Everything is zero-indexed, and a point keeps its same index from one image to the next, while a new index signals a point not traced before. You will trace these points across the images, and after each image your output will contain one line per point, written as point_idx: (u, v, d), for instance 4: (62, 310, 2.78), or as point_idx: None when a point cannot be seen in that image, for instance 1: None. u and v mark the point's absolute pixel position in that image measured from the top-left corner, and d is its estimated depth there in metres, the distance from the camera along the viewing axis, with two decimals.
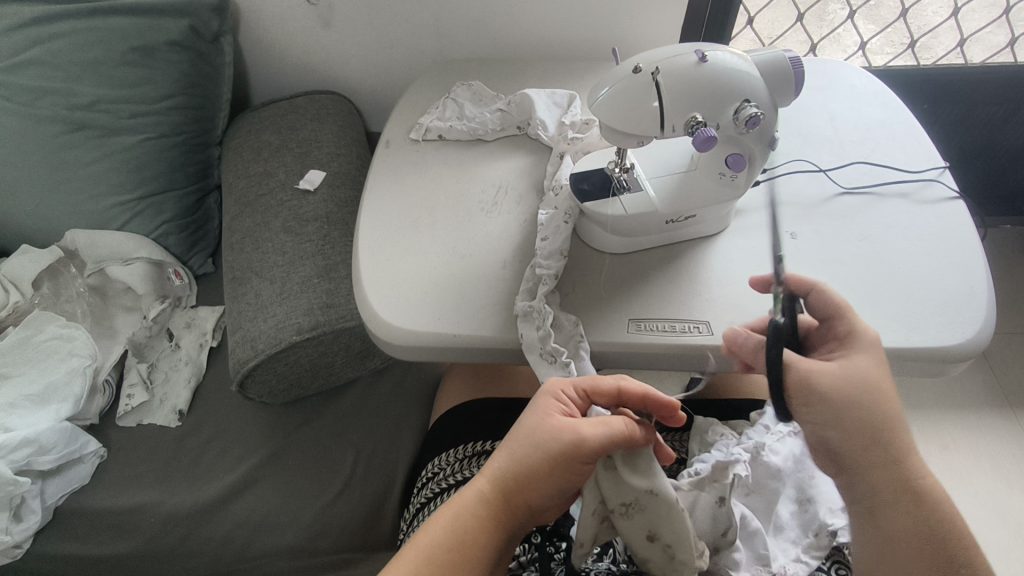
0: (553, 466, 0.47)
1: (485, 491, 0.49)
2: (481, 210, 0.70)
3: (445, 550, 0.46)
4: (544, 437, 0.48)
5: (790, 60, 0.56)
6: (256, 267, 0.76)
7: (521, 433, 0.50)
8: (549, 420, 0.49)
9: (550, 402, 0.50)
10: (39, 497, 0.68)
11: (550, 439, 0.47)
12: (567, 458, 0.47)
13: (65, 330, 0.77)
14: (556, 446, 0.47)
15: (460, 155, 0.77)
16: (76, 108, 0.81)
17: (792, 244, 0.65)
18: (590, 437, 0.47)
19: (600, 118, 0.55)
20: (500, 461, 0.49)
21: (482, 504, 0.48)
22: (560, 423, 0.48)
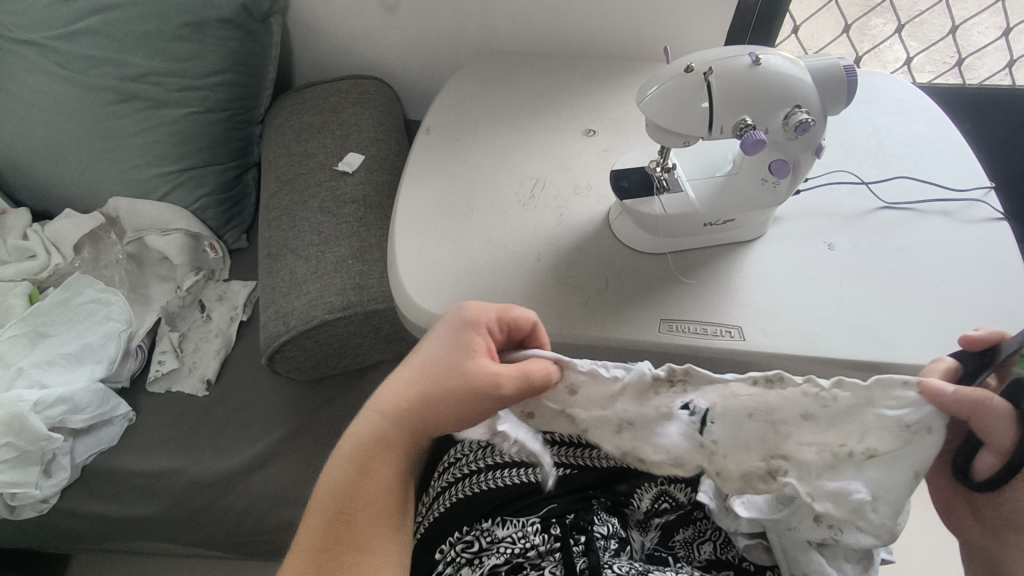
0: (456, 401, 0.47)
1: (377, 445, 0.48)
2: (490, 288, 0.64)
3: (340, 506, 0.46)
4: (463, 383, 0.47)
5: (845, 68, 0.55)
6: (292, 244, 0.77)
7: (429, 377, 0.48)
8: (471, 364, 0.48)
9: (471, 336, 0.49)
10: (69, 455, 0.69)
11: (462, 373, 0.47)
12: (472, 391, 0.47)
13: (103, 294, 0.79)
14: (485, 399, 0.47)
15: (473, 248, 0.67)
16: (127, 79, 0.83)
17: (830, 256, 0.65)
18: (507, 387, 0.47)
19: (647, 115, 0.55)
20: (416, 407, 0.48)
21: (375, 444, 0.48)
22: (480, 366, 0.48)
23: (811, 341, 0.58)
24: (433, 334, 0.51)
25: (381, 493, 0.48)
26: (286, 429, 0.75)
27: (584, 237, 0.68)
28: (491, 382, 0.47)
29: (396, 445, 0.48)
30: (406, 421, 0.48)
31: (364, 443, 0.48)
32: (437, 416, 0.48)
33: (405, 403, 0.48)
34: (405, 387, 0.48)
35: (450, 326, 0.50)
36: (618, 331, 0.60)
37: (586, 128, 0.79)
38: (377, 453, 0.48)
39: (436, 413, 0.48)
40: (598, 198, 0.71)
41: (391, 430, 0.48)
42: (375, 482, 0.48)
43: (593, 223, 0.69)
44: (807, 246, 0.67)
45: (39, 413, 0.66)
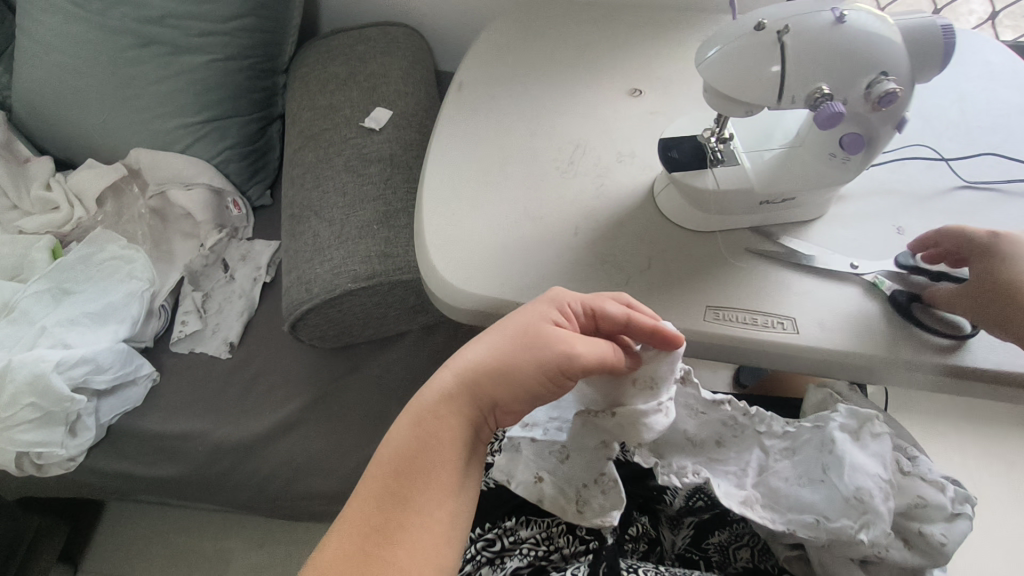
0: (531, 366, 0.44)
1: (444, 408, 0.44)
2: (523, 263, 0.59)
3: (398, 466, 0.43)
4: (537, 347, 0.44)
5: (942, 28, 0.48)
6: (315, 206, 0.73)
7: (506, 347, 0.45)
8: (549, 336, 0.45)
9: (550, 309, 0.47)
10: (93, 415, 0.69)
11: (538, 340, 0.44)
12: (546, 356, 0.44)
13: (126, 251, 0.78)
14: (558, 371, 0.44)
15: (505, 219, 0.62)
16: (146, 22, 0.78)
17: (898, 241, 0.60)
18: (581, 353, 0.44)
19: (708, 80, 0.48)
20: (492, 375, 0.45)
21: (444, 405, 0.45)
22: (560, 340, 0.45)
23: (872, 337, 0.54)
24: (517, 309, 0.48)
25: (447, 462, 0.43)
26: (310, 397, 0.74)
27: (626, 212, 0.63)
28: (563, 345, 0.44)
29: (465, 411, 0.45)
30: (479, 384, 0.45)
31: (434, 408, 0.45)
32: (513, 387, 0.45)
33: (481, 370, 0.45)
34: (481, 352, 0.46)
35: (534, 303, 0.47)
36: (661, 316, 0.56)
37: (631, 87, 0.72)
38: (446, 416, 0.44)
39: (511, 380, 0.45)
40: (642, 168, 0.66)
41: (461, 392, 0.45)
42: (442, 445, 0.43)
43: (636, 195, 0.64)
44: (873, 229, 0.61)
45: (62, 373, 0.65)
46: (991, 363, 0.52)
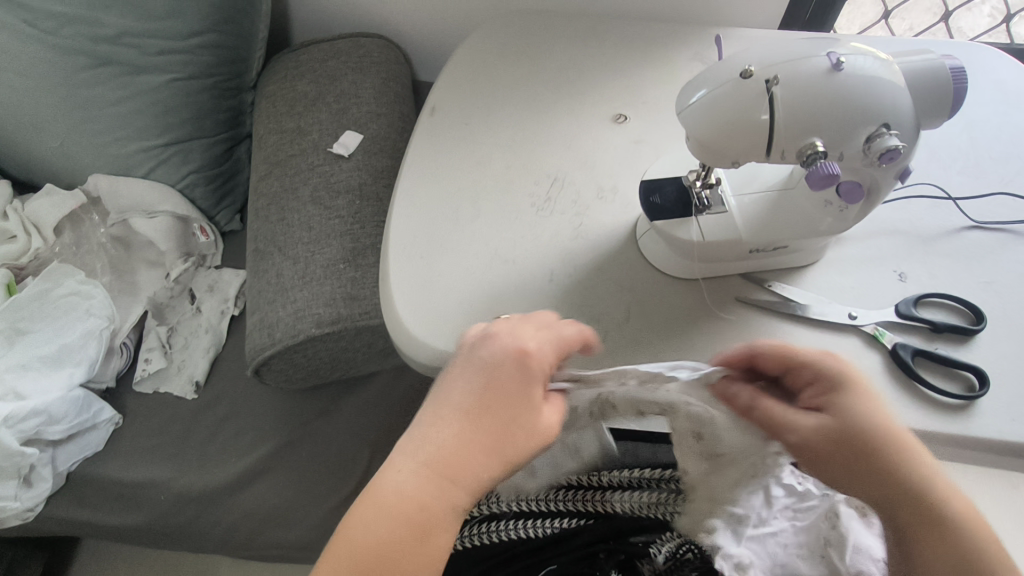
0: (501, 445, 0.36)
1: (416, 512, 0.34)
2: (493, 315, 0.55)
3: None
4: (510, 424, 0.36)
5: (950, 72, 0.43)
6: (280, 241, 0.69)
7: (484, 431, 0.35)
8: (533, 406, 0.37)
9: (508, 365, 0.37)
10: (50, 465, 0.67)
11: (509, 413, 0.36)
12: (512, 433, 0.36)
13: (83, 287, 0.74)
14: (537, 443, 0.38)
15: (475, 263, 0.58)
16: (100, 41, 0.72)
17: (901, 290, 0.55)
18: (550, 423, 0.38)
19: (689, 129, 0.44)
20: (465, 464, 0.35)
21: (412, 511, 0.34)
22: (541, 407, 0.37)
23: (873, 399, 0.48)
24: (462, 364, 0.38)
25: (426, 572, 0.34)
26: (278, 442, 0.71)
27: (605, 257, 0.58)
28: (533, 415, 0.37)
29: (438, 513, 0.34)
30: (459, 479, 0.35)
31: (405, 513, 0.34)
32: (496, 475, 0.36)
33: (465, 466, 0.35)
34: (449, 432, 0.35)
35: (492, 359, 0.37)
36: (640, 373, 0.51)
37: (616, 112, 0.68)
38: (416, 522, 0.34)
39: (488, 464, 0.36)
40: (625, 206, 0.61)
41: (432, 490, 0.34)
42: (419, 554, 0.34)
43: (617, 237, 0.59)
44: (872, 274, 0.56)
45: (11, 427, 0.62)
46: (998, 432, 0.48)
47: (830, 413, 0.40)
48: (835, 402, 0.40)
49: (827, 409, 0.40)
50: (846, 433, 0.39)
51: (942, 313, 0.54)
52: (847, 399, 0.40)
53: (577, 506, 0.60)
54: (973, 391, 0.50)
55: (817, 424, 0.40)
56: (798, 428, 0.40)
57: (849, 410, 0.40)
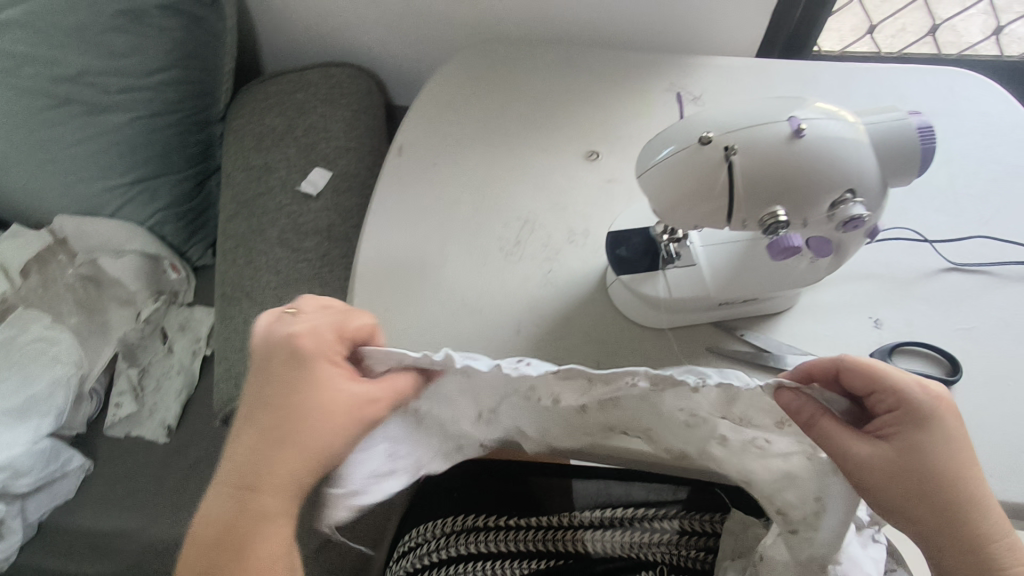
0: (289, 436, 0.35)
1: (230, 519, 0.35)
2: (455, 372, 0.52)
3: None
4: (295, 415, 0.35)
5: (920, 131, 0.41)
6: (247, 286, 0.68)
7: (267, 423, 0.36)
8: (321, 387, 0.36)
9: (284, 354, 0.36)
10: (19, 516, 0.66)
11: (294, 403, 0.35)
12: (295, 420, 0.35)
13: (49, 332, 0.74)
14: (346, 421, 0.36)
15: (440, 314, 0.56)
16: (60, 80, 0.70)
17: (876, 337, 0.53)
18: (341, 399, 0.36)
19: (648, 193, 0.42)
20: (254, 463, 0.35)
21: (218, 520, 0.35)
22: (335, 385, 0.36)
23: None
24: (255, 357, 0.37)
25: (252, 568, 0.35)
26: None
27: (575, 305, 0.56)
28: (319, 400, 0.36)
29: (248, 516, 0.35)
30: (260, 477, 0.35)
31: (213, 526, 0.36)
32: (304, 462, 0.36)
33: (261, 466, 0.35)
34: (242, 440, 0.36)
35: (263, 353, 0.36)
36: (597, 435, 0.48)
37: (588, 149, 0.66)
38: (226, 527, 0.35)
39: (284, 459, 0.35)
40: (596, 250, 0.59)
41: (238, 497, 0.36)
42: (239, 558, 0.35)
43: (587, 284, 0.57)
44: (848, 321, 0.54)
45: None
46: None
47: (894, 445, 0.36)
48: (911, 437, 0.36)
49: (893, 440, 0.37)
50: (908, 465, 0.36)
51: (915, 363, 0.52)
52: (925, 436, 0.36)
53: (548, 546, 0.61)
54: None
55: (878, 455, 0.36)
56: (862, 455, 0.36)
57: (920, 443, 0.36)
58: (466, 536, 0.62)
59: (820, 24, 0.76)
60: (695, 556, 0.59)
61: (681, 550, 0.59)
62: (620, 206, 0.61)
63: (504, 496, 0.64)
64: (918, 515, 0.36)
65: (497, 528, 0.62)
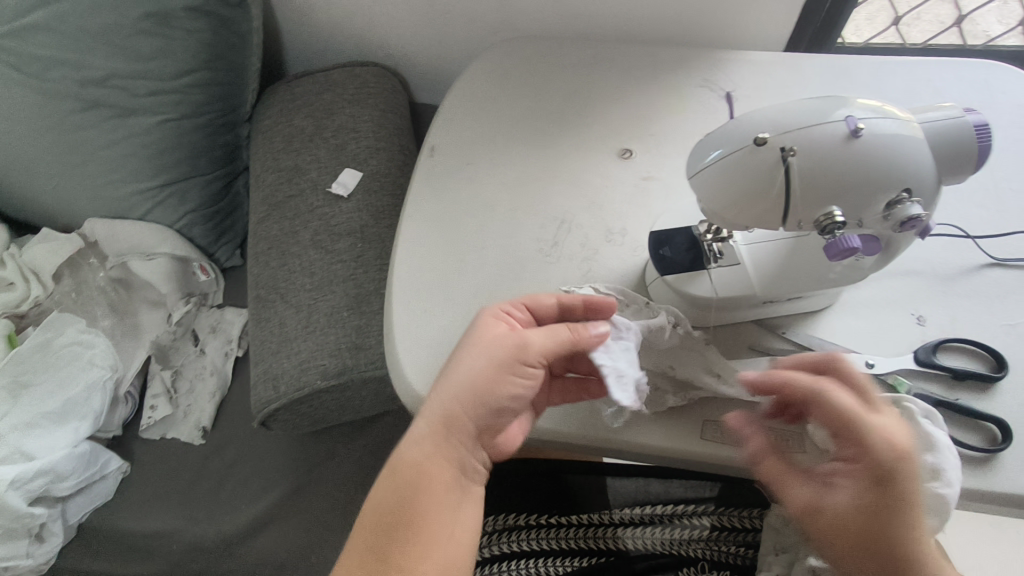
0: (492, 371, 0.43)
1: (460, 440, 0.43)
2: None
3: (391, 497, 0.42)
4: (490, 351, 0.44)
5: (976, 129, 0.41)
6: (282, 288, 0.68)
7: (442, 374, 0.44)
8: (483, 334, 0.45)
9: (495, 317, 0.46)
10: (60, 519, 0.67)
11: (493, 347, 0.44)
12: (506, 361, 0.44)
13: (85, 335, 0.74)
14: (507, 365, 0.44)
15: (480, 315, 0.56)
16: (88, 84, 0.70)
17: (919, 333, 0.53)
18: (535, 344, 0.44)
19: (701, 194, 0.42)
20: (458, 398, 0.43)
21: (421, 444, 0.43)
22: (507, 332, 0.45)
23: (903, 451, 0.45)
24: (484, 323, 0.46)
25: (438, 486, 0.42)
26: (287, 487, 0.70)
27: None
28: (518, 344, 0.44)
29: (437, 439, 0.43)
30: (448, 410, 0.43)
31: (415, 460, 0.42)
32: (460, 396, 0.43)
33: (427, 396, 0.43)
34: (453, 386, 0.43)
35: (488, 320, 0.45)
36: (639, 432, 0.48)
37: (622, 147, 0.65)
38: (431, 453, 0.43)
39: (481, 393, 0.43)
40: (634, 248, 0.59)
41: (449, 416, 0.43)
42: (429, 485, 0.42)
43: (627, 283, 0.57)
44: (891, 318, 0.54)
45: (18, 488, 0.62)
46: (1021, 487, 0.46)
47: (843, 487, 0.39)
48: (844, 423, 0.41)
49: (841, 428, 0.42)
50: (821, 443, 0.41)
51: (961, 360, 0.52)
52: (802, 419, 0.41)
53: (588, 544, 0.61)
54: (995, 444, 0.48)
55: (855, 504, 0.38)
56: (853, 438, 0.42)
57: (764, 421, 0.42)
58: (508, 534, 0.62)
59: (849, 15, 0.75)
60: (736, 552, 0.59)
61: (721, 546, 0.60)
62: (657, 205, 0.61)
63: (542, 495, 0.65)
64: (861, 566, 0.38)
65: (541, 526, 0.62)
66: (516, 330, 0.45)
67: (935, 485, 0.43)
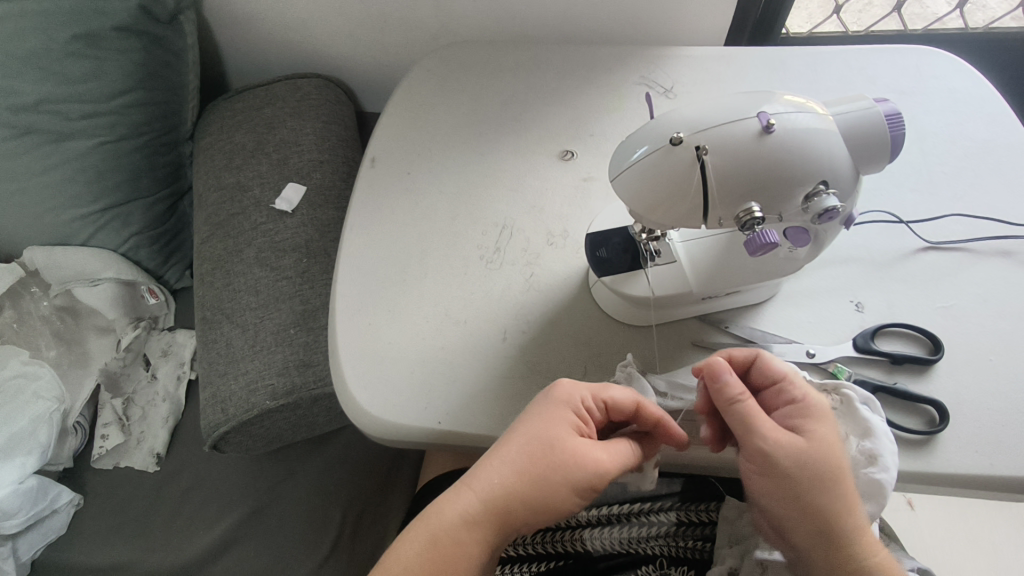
0: (573, 485, 0.40)
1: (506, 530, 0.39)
2: (441, 385, 0.52)
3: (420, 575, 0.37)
4: (575, 460, 0.40)
5: (887, 118, 0.41)
6: (227, 308, 0.67)
7: (535, 462, 0.40)
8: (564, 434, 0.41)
9: (574, 419, 0.42)
10: (11, 557, 0.65)
11: (582, 462, 0.40)
12: (590, 480, 0.40)
13: (30, 368, 0.74)
14: (583, 480, 0.40)
15: (423, 326, 0.55)
16: (18, 109, 0.68)
17: (857, 320, 0.54)
18: (615, 467, 0.41)
19: (622, 195, 0.42)
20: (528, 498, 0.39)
21: (469, 527, 0.38)
22: (584, 439, 0.41)
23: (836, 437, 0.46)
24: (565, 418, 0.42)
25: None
26: (246, 509, 0.70)
27: (559, 308, 0.56)
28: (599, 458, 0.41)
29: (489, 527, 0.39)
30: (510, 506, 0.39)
31: (457, 536, 0.38)
32: (548, 501, 0.39)
33: (498, 486, 0.39)
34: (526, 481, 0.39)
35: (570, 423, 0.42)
36: None
37: (562, 149, 0.65)
38: (475, 539, 0.38)
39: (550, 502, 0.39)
40: (576, 250, 0.59)
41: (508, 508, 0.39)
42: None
43: (570, 286, 0.57)
44: (828, 305, 0.55)
45: None
46: (960, 466, 0.47)
47: (806, 435, 0.42)
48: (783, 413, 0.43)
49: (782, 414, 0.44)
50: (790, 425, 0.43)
51: (900, 345, 0.53)
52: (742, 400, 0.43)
53: (549, 547, 0.62)
54: (933, 425, 0.49)
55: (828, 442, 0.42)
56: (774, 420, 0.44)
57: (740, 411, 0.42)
58: None
59: (783, 8, 0.76)
60: (694, 546, 0.58)
61: (680, 541, 0.59)
62: (599, 206, 0.61)
63: None
64: (824, 506, 0.40)
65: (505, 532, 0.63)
66: (600, 448, 0.41)
67: (871, 470, 0.44)
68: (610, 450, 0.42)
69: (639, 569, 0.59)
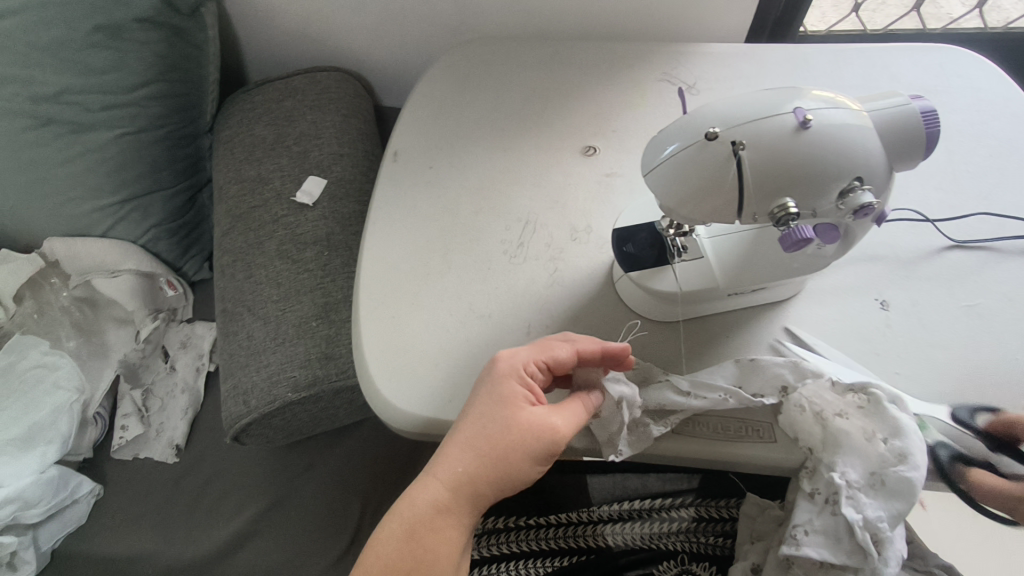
0: (524, 458, 0.41)
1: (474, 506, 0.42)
2: (466, 378, 0.52)
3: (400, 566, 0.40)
4: (522, 435, 0.42)
5: (923, 115, 0.41)
6: (248, 300, 0.67)
7: (488, 442, 0.41)
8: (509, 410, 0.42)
9: (518, 389, 0.43)
10: (32, 547, 0.66)
11: (528, 434, 0.42)
12: (540, 450, 0.42)
13: (50, 357, 0.74)
14: (534, 452, 0.42)
15: (448, 318, 0.55)
16: (40, 100, 0.68)
17: (883, 317, 0.54)
18: (564, 431, 0.43)
19: (656, 189, 0.42)
20: (483, 476, 0.41)
21: (438, 512, 0.41)
22: (529, 408, 0.43)
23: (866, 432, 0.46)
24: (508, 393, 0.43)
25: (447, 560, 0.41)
26: (266, 501, 0.70)
27: (583, 302, 0.56)
28: (547, 426, 0.42)
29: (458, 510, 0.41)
30: (472, 487, 0.41)
31: (429, 523, 0.41)
32: (504, 473, 0.41)
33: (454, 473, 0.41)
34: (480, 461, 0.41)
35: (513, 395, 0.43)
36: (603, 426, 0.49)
37: (585, 144, 0.65)
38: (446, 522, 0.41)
39: (506, 477, 0.41)
40: (601, 245, 0.59)
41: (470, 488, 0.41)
42: (439, 558, 0.41)
43: (594, 281, 0.57)
44: (855, 302, 0.55)
45: None
46: None
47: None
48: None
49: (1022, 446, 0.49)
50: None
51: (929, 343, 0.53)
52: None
53: (566, 543, 0.61)
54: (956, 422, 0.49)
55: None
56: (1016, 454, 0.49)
57: None
58: (492, 537, 0.61)
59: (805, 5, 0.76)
60: (714, 542, 0.60)
61: (700, 537, 0.60)
62: (623, 202, 0.61)
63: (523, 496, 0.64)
64: None
65: (524, 527, 0.62)
66: (547, 415, 0.43)
67: (901, 468, 0.44)
68: (557, 414, 0.43)
69: (659, 565, 0.59)
